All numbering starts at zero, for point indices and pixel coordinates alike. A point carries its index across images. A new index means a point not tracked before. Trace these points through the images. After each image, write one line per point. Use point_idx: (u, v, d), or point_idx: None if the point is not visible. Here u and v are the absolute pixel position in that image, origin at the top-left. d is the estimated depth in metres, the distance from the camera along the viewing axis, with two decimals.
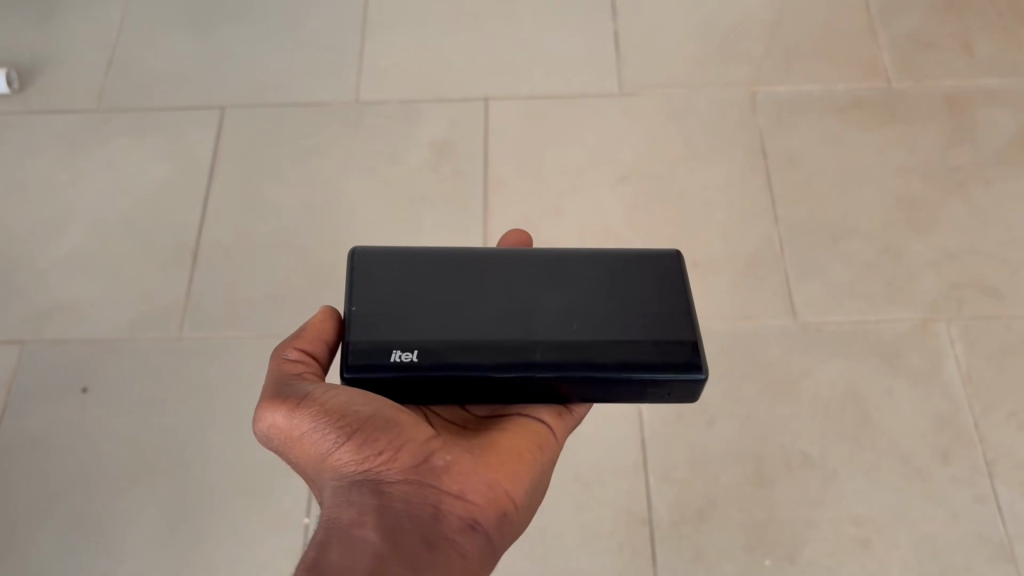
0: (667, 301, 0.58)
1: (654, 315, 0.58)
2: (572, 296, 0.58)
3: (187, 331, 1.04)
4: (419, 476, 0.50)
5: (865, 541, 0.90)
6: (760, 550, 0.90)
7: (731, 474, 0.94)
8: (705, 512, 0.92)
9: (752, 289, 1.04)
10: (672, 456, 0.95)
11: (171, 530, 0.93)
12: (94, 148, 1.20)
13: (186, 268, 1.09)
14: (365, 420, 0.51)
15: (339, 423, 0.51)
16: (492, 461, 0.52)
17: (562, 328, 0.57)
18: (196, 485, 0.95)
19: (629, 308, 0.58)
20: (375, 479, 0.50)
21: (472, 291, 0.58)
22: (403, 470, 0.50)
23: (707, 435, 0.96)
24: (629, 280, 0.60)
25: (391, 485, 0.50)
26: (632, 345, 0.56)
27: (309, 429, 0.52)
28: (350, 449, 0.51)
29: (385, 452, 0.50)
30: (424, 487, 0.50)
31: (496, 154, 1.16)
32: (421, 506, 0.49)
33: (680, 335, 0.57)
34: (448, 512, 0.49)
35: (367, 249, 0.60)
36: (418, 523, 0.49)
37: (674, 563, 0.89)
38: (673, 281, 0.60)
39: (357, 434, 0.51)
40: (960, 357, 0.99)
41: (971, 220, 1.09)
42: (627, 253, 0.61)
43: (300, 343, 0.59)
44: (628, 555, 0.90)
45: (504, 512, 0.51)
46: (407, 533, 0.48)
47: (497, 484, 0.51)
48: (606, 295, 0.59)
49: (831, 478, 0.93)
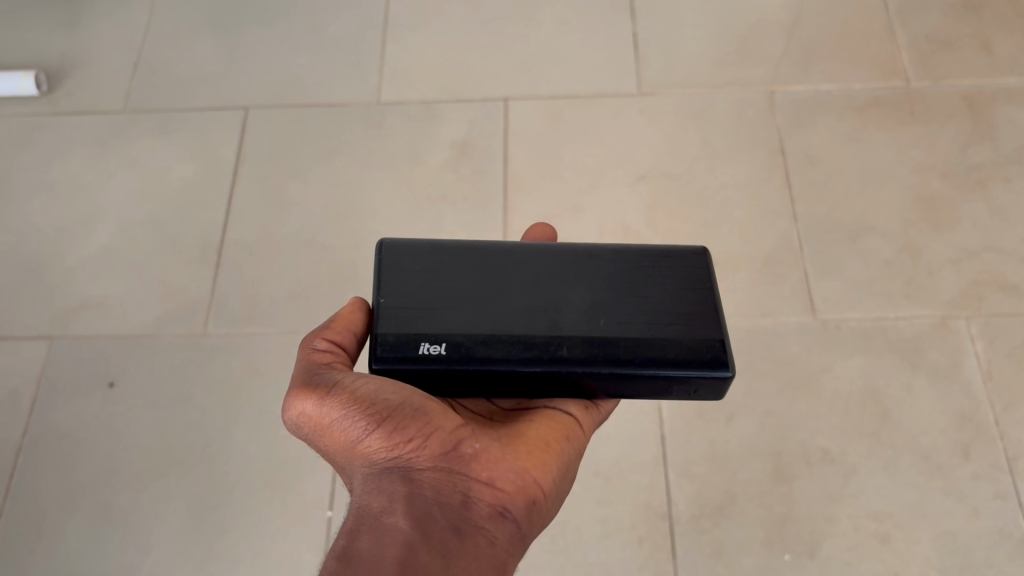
0: (695, 298, 0.59)
1: (681, 312, 0.59)
2: (598, 291, 0.59)
3: (211, 328, 1.06)
4: (450, 464, 0.51)
5: (885, 537, 0.90)
6: (781, 545, 0.90)
7: (751, 469, 0.94)
8: (725, 507, 0.92)
9: (771, 287, 1.05)
10: (693, 452, 0.95)
11: (195, 524, 0.95)
12: (120, 148, 1.22)
13: (211, 265, 1.11)
14: (395, 408, 0.53)
15: (369, 411, 0.52)
16: (520, 449, 0.54)
17: (587, 323, 0.58)
18: (221, 478, 0.97)
19: (654, 304, 0.59)
20: (405, 466, 0.52)
21: (499, 286, 0.59)
22: (433, 458, 0.51)
23: (727, 432, 0.96)
24: (656, 277, 0.60)
25: (420, 472, 0.51)
26: (658, 341, 0.57)
27: (340, 418, 0.53)
28: (380, 437, 0.52)
29: (415, 439, 0.52)
30: (454, 475, 0.51)
31: (516, 154, 1.17)
32: (451, 493, 0.51)
33: (707, 332, 0.58)
34: (477, 500, 0.51)
35: (394, 241, 0.61)
36: (448, 510, 0.50)
37: (693, 558, 0.90)
38: (699, 278, 0.60)
39: (387, 421, 0.52)
40: (980, 354, 1.00)
41: (991, 219, 1.09)
42: (654, 249, 0.62)
43: (329, 334, 0.60)
44: (648, 549, 0.91)
45: (532, 500, 0.52)
46: (437, 521, 0.50)
47: (525, 473, 0.52)
48: (631, 291, 0.59)
49: (850, 474, 0.94)
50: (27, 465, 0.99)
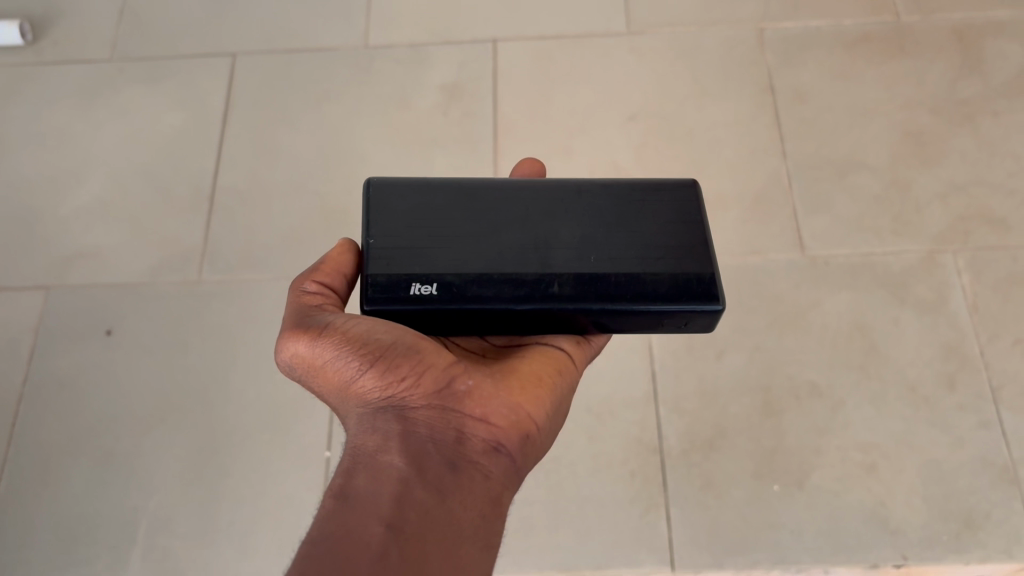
0: (685, 232, 0.60)
1: (671, 246, 0.60)
2: (587, 228, 0.60)
3: (206, 275, 1.07)
4: (443, 401, 0.53)
5: (871, 467, 0.92)
6: (769, 477, 0.92)
7: (741, 404, 0.96)
8: (715, 441, 0.94)
9: (760, 225, 1.06)
10: (683, 387, 0.97)
11: (197, 466, 0.96)
12: (108, 98, 1.21)
13: (203, 213, 1.11)
14: (387, 346, 0.54)
15: (361, 351, 0.54)
16: (514, 384, 0.56)
17: (576, 261, 0.59)
18: (221, 421, 0.98)
19: (644, 239, 0.60)
20: (399, 404, 0.53)
21: (489, 225, 0.60)
22: (427, 396, 0.53)
23: (716, 367, 0.98)
24: (647, 213, 0.61)
25: (415, 410, 0.53)
26: (648, 277, 0.58)
27: (334, 358, 0.54)
28: (374, 376, 0.53)
29: (408, 378, 0.53)
30: (447, 411, 0.53)
31: (506, 95, 1.17)
32: (445, 430, 0.53)
33: (696, 267, 0.59)
34: (472, 435, 0.53)
35: (382, 180, 0.62)
36: (441, 446, 0.52)
37: (683, 490, 0.92)
38: (689, 212, 0.62)
39: (380, 361, 0.53)
40: (967, 287, 1.01)
41: (979, 152, 1.10)
42: (645, 183, 0.63)
43: (318, 277, 0.61)
44: (640, 483, 0.93)
45: (526, 434, 0.54)
46: (431, 457, 0.51)
47: (519, 408, 0.54)
48: (622, 226, 0.61)
49: (838, 407, 0.95)
50: (28, 412, 1.01)
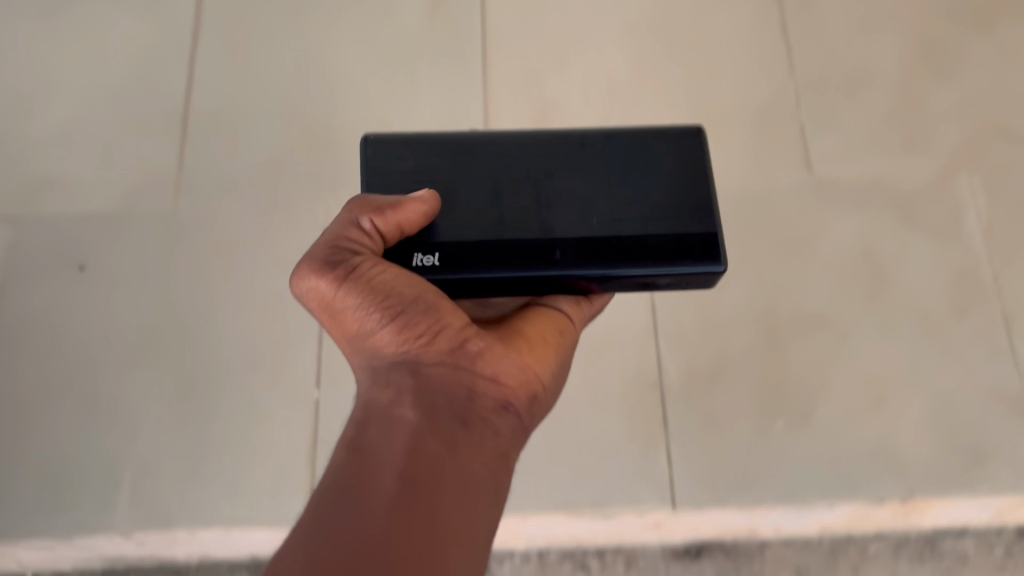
0: (686, 189, 0.61)
1: (672, 205, 0.60)
2: (589, 186, 0.60)
3: (183, 206, 1.02)
4: (456, 360, 0.51)
5: (879, 400, 0.89)
6: (773, 412, 0.90)
7: (745, 335, 0.92)
8: (718, 375, 0.91)
9: (765, 143, 1.00)
10: (684, 318, 0.93)
11: (181, 408, 0.93)
12: (70, 13, 1.14)
13: (176, 138, 1.05)
14: (410, 301, 0.52)
15: (383, 303, 0.52)
16: (521, 344, 0.55)
17: (579, 224, 0.59)
18: (204, 361, 0.95)
19: (647, 197, 0.60)
20: (414, 359, 0.51)
21: (490, 187, 0.60)
22: (440, 353, 0.51)
23: (719, 297, 0.94)
24: (648, 169, 0.61)
25: (429, 366, 0.51)
26: (652, 240, 0.59)
27: (353, 300, 0.52)
28: (393, 329, 0.52)
29: (425, 335, 0.51)
30: (460, 370, 0.51)
31: (495, 6, 1.10)
32: (457, 387, 0.51)
33: (698, 229, 0.60)
34: (483, 394, 0.51)
35: (383, 137, 0.61)
36: (455, 402, 0.50)
37: (686, 426, 0.89)
38: (692, 166, 0.61)
39: (402, 315, 0.52)
40: (981, 209, 0.96)
41: (996, 62, 1.04)
42: (647, 134, 0.62)
43: (376, 219, 0.55)
44: (641, 420, 0.90)
45: (532, 395, 0.54)
46: (444, 411, 0.49)
47: (527, 368, 0.54)
48: (623, 184, 0.61)
49: (845, 337, 0.92)
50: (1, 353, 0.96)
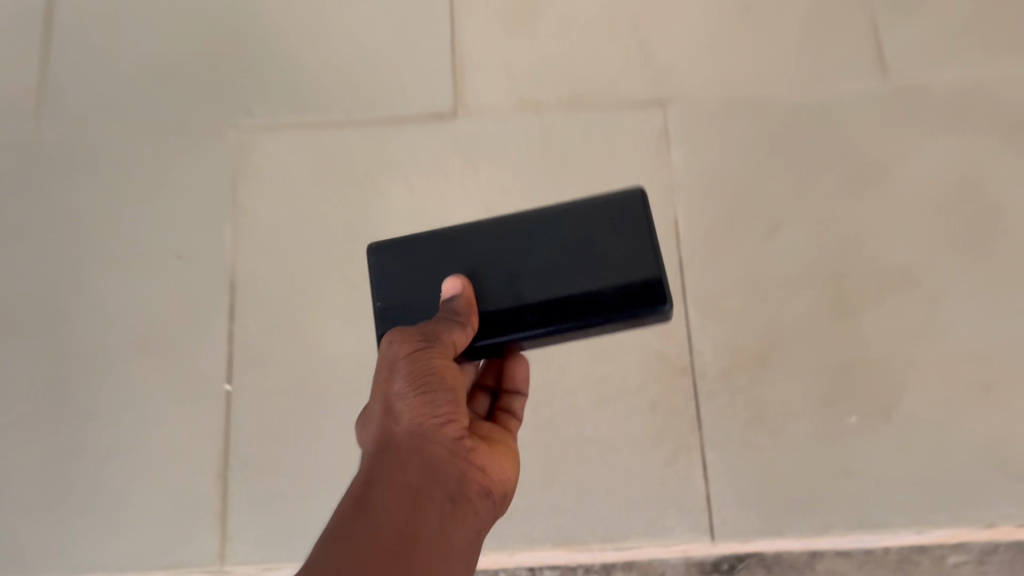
0: (631, 242, 0.51)
1: (620, 264, 0.51)
2: (533, 252, 0.52)
3: (48, 135, 0.78)
4: (458, 449, 0.46)
5: (985, 387, 0.66)
6: (843, 406, 0.67)
7: (802, 301, 0.69)
8: (768, 355, 0.68)
9: (824, 41, 0.76)
10: (722, 279, 0.70)
11: (42, 406, 0.70)
12: None
13: (37, 44, 0.81)
14: (444, 380, 0.46)
15: (424, 372, 0.46)
16: (501, 450, 0.51)
17: (514, 293, 0.52)
18: (74, 342, 0.72)
19: (585, 257, 0.52)
20: (423, 434, 0.45)
21: (445, 245, 0.53)
22: (450, 438, 0.46)
23: (767, 250, 0.71)
24: (592, 235, 0.52)
25: (437, 445, 0.45)
26: (581, 296, 0.51)
27: (401, 372, 0.46)
28: (419, 400, 0.45)
29: (446, 416, 0.45)
30: (460, 456, 0.46)
31: None
32: (453, 471, 0.45)
33: (629, 283, 0.51)
34: (473, 481, 0.46)
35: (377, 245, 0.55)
36: (448, 481, 0.44)
37: (725, 427, 0.67)
38: (631, 223, 0.52)
39: (439, 386, 0.46)
40: None
41: None
42: (583, 204, 0.53)
43: (456, 346, 0.48)
44: (664, 417, 0.67)
45: (505, 495, 0.49)
46: (438, 486, 0.43)
47: (507, 471, 0.50)
48: (568, 249, 0.52)
49: (938, 301, 0.69)
50: None
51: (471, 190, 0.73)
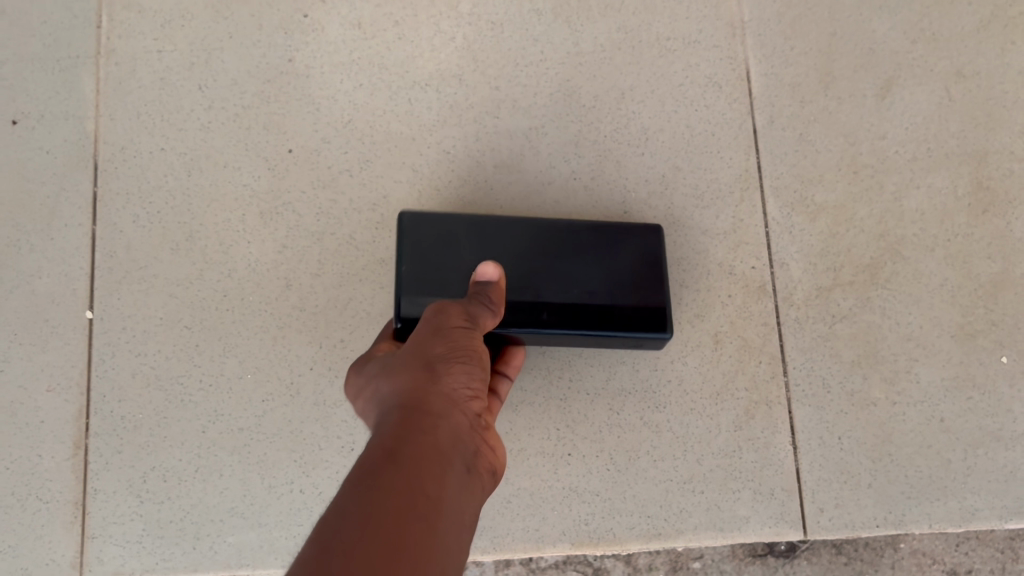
0: (648, 273, 0.44)
1: (635, 279, 0.43)
2: (566, 259, 0.43)
3: None
4: (486, 440, 0.30)
5: None
6: (990, 339, 0.47)
7: (929, 190, 0.48)
8: (883, 267, 0.47)
9: None
10: (815, 157, 0.49)
11: None
12: None
13: None
14: (484, 365, 0.32)
15: (465, 349, 0.31)
16: None
17: (525, 287, 0.42)
18: None
19: (614, 274, 0.43)
20: (457, 401, 0.29)
21: (466, 222, 0.43)
22: (482, 425, 0.30)
23: (880, 114, 0.49)
24: (610, 251, 0.44)
25: (471, 424, 0.29)
26: (601, 306, 0.42)
27: (434, 338, 0.31)
28: (460, 370, 0.30)
29: (481, 399, 0.30)
30: (488, 448, 0.29)
31: None
32: (481, 460, 0.28)
33: (651, 305, 0.43)
34: (492, 483, 0.29)
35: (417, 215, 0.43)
36: (476, 462, 0.28)
37: (824, 371, 0.46)
38: (653, 257, 0.44)
39: (480, 365, 0.31)
40: None
41: None
42: (608, 223, 0.44)
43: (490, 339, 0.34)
44: (738, 357, 0.46)
45: None
46: (465, 464, 0.27)
47: None
48: (600, 258, 0.43)
49: None
50: None
51: (448, 27, 0.50)
